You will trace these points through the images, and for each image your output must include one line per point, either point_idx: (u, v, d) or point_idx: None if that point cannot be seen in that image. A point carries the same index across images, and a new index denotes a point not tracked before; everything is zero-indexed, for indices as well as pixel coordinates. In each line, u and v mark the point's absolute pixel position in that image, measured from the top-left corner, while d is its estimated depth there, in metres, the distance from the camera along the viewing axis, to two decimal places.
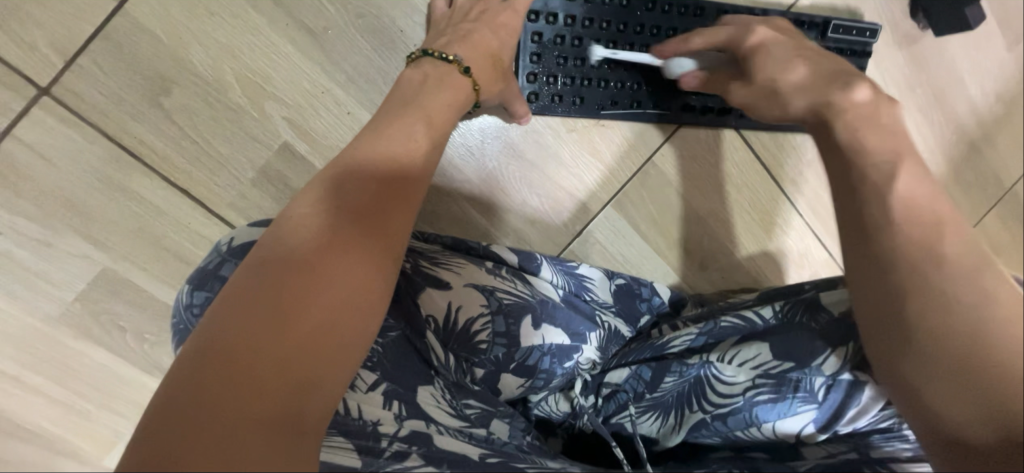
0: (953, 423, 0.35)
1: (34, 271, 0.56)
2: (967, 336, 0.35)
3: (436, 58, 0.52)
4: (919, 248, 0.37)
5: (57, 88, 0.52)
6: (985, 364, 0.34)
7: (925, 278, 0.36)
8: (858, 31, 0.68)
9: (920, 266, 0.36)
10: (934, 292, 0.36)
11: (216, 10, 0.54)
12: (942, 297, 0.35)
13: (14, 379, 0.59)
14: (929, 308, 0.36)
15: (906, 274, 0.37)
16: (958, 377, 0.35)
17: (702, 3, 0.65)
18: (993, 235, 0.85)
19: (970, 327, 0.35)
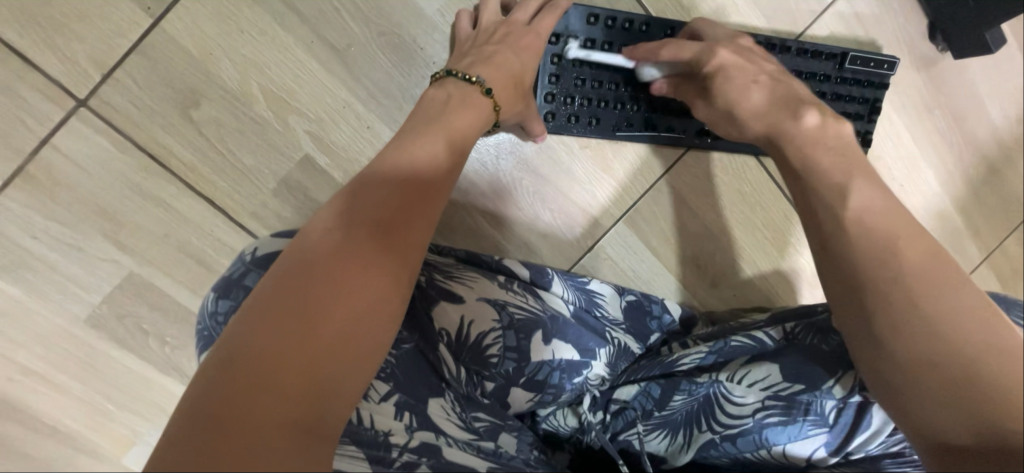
0: (934, 426, 0.38)
1: (64, 274, 0.58)
2: (935, 346, 0.38)
3: (459, 78, 0.54)
4: (884, 268, 0.42)
5: (95, 100, 0.55)
6: (958, 369, 0.37)
7: (894, 295, 0.41)
8: (876, 63, 0.68)
9: (889, 285, 0.41)
10: (904, 306, 0.40)
11: (246, 27, 0.56)
12: (910, 310, 0.40)
13: (40, 377, 0.61)
14: (900, 323, 0.40)
15: (873, 293, 0.41)
16: (933, 384, 0.38)
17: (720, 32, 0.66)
18: (1014, 259, 0.83)
19: (938, 337, 0.38)
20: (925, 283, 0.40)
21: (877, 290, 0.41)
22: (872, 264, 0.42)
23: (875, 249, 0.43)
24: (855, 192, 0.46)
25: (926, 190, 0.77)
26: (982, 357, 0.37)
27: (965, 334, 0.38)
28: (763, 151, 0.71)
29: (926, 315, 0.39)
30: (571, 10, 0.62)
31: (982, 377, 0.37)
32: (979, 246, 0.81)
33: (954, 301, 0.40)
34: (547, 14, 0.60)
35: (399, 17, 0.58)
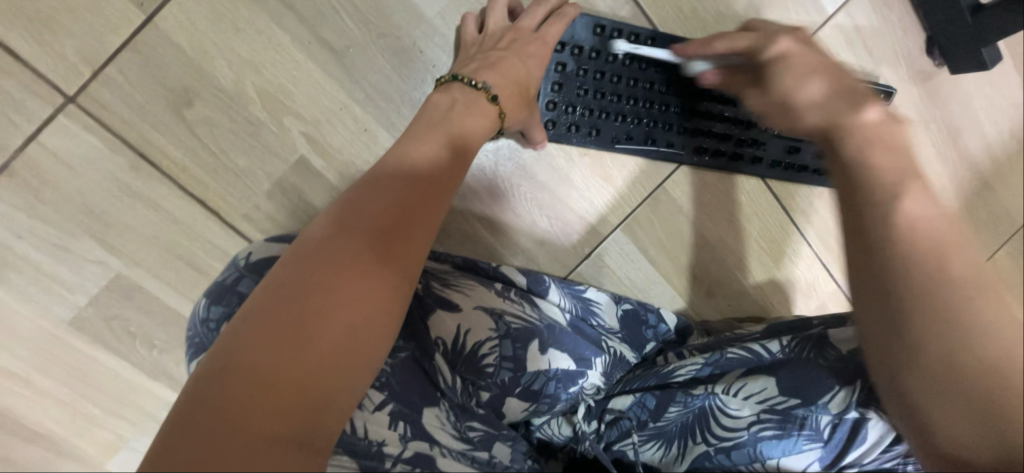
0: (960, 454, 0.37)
1: (50, 274, 0.56)
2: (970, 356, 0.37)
3: (465, 84, 0.53)
4: (921, 286, 0.39)
5: (84, 96, 0.53)
6: (993, 397, 0.36)
7: (932, 316, 0.38)
8: (874, 92, 0.70)
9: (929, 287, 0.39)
10: (940, 329, 0.38)
11: (244, 27, 0.55)
12: (947, 333, 0.38)
13: (21, 380, 0.59)
14: (937, 345, 0.38)
15: (910, 310, 0.39)
16: (966, 411, 0.37)
17: None
18: (1005, 273, 0.84)
19: (974, 361, 0.37)
20: (968, 305, 0.38)
21: (917, 310, 0.39)
22: (914, 279, 0.40)
23: (921, 263, 0.40)
24: (913, 197, 0.43)
25: None
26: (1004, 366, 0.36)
27: (1002, 363, 0.37)
28: (762, 172, 0.71)
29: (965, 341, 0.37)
30: (578, 19, 0.62)
31: (1016, 407, 0.35)
32: None
33: (994, 317, 0.38)
34: (553, 21, 0.59)
35: (400, 19, 0.58)
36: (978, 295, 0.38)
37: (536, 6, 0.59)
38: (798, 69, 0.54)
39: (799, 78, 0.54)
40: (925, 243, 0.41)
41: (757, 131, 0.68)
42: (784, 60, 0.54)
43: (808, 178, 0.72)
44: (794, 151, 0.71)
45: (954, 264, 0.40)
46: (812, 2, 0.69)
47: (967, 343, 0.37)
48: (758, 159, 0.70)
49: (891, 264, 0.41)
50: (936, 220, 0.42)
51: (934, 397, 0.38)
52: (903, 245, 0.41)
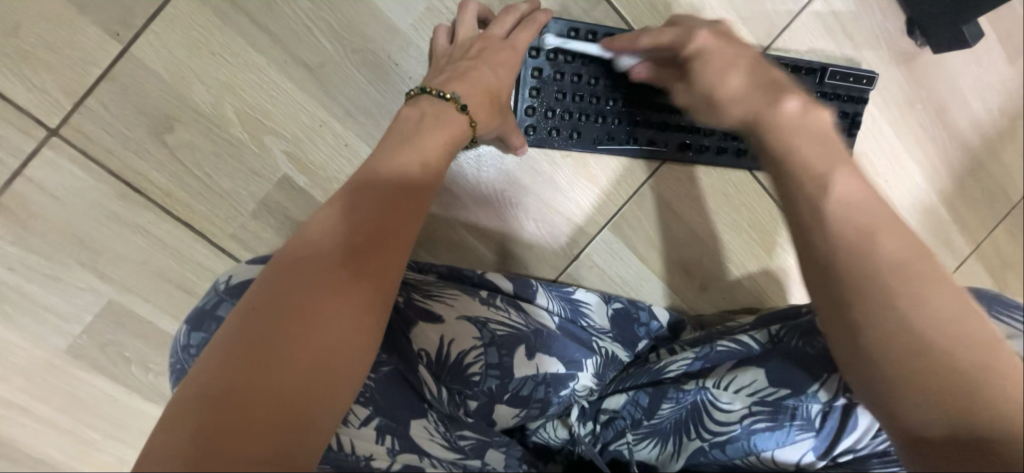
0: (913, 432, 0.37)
1: (44, 305, 0.57)
2: (917, 340, 0.37)
3: (435, 96, 0.53)
4: (864, 270, 0.38)
5: (66, 128, 0.54)
6: (940, 372, 0.36)
7: (875, 299, 0.38)
8: (856, 78, 0.69)
9: (875, 278, 0.38)
10: (882, 311, 0.37)
11: (218, 50, 0.55)
12: (890, 315, 0.37)
13: (22, 409, 0.60)
14: (882, 328, 0.37)
15: (854, 296, 0.39)
16: (915, 391, 0.36)
17: None
18: (1003, 250, 0.83)
19: (917, 335, 0.37)
20: (905, 283, 0.38)
21: (861, 296, 0.38)
22: (852, 263, 0.39)
23: (854, 247, 0.39)
24: (837, 181, 0.43)
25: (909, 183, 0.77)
26: (951, 342, 0.36)
27: (945, 336, 0.36)
28: (748, 163, 0.70)
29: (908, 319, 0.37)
30: (551, 24, 0.62)
31: (964, 380, 0.35)
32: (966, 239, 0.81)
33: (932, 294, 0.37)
34: (524, 28, 0.59)
35: (372, 33, 0.58)
36: (913, 270, 0.38)
37: (506, 13, 0.59)
38: (717, 61, 0.53)
39: (718, 72, 0.53)
40: (856, 226, 0.40)
41: (739, 124, 0.68)
42: (704, 53, 0.54)
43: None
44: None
45: (885, 243, 0.39)
46: None
47: (910, 321, 0.37)
48: (742, 151, 0.69)
49: (830, 251, 0.40)
50: (864, 198, 0.42)
51: (885, 382, 0.37)
52: (836, 229, 0.40)
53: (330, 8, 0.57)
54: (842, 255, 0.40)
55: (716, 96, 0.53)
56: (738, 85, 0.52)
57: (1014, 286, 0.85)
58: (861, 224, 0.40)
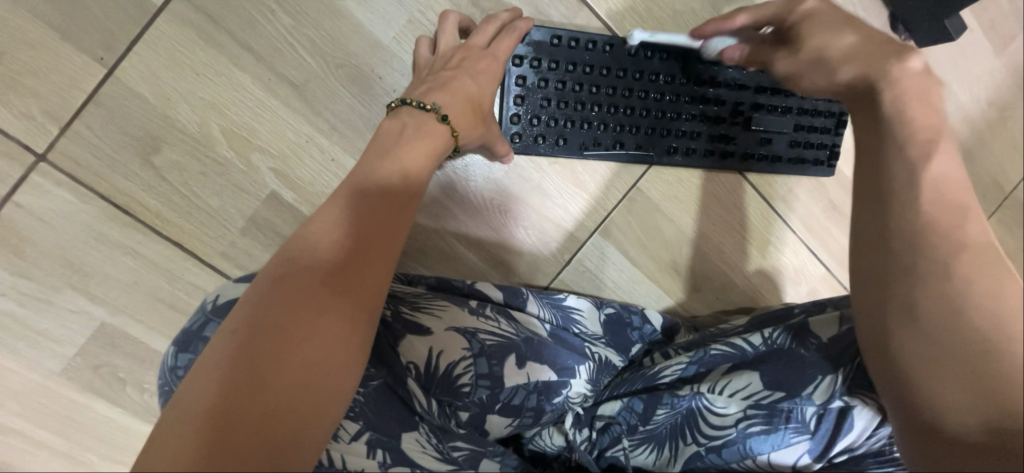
0: (949, 414, 0.35)
1: (37, 329, 0.58)
2: (965, 329, 0.35)
3: (415, 107, 0.54)
4: (938, 246, 0.38)
5: (54, 153, 0.55)
6: (991, 360, 0.35)
7: (938, 276, 0.37)
8: None
9: (933, 259, 0.37)
10: (950, 291, 0.36)
11: (202, 70, 0.56)
12: (951, 294, 0.36)
13: (18, 434, 0.60)
14: (945, 307, 0.36)
15: (917, 272, 0.38)
16: (958, 374, 0.35)
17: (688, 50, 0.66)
18: (997, 240, 0.83)
19: (963, 326, 0.36)
20: (975, 271, 0.37)
21: (931, 273, 0.37)
22: (914, 242, 0.38)
23: (939, 225, 0.38)
24: (937, 156, 0.40)
25: None
26: (1003, 344, 0.35)
27: (1004, 328, 0.35)
28: (738, 165, 0.70)
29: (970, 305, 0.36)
30: (533, 32, 0.62)
31: (1014, 372, 0.34)
32: None
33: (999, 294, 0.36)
34: (505, 36, 0.59)
35: (355, 47, 0.58)
36: (989, 262, 0.37)
37: (487, 22, 0.59)
38: (838, 21, 0.50)
39: (831, 32, 0.49)
40: (942, 208, 0.39)
41: (725, 126, 0.68)
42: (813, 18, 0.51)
43: (785, 168, 0.71)
44: (767, 142, 0.70)
45: (968, 230, 0.38)
46: None
47: (963, 310, 0.36)
48: (730, 153, 0.69)
49: (908, 226, 0.39)
50: (959, 185, 0.40)
51: (927, 359, 0.36)
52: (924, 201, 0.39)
53: (312, 25, 0.57)
54: (898, 230, 0.39)
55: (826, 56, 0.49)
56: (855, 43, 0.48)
57: None
58: (939, 205, 0.39)
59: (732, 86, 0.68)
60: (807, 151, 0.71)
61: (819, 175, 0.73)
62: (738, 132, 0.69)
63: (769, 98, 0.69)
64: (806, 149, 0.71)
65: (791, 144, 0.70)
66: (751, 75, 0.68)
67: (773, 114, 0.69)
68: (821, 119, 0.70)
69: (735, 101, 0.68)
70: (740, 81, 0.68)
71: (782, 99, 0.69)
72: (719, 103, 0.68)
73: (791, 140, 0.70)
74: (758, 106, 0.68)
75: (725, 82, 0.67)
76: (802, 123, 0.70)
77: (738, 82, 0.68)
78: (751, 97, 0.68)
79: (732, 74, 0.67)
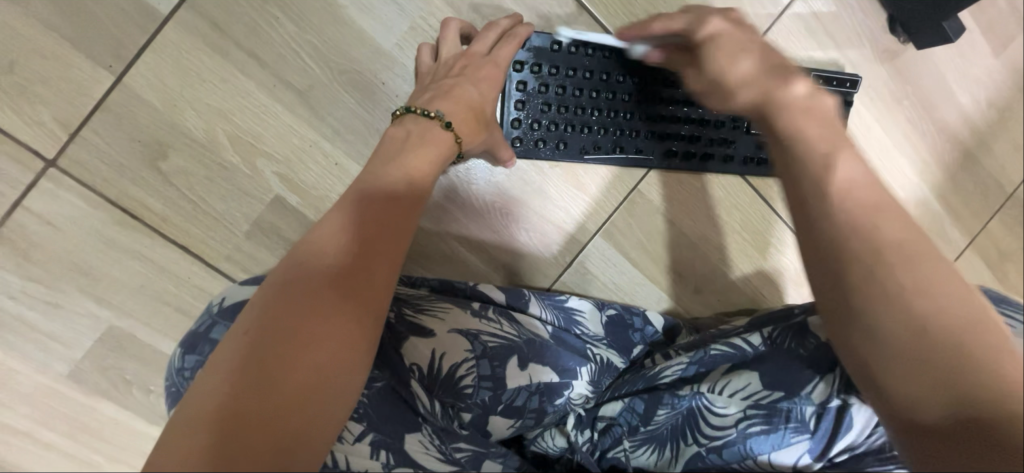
0: (917, 407, 0.35)
1: (46, 332, 0.59)
2: (917, 320, 0.35)
3: (419, 114, 0.54)
4: (867, 246, 0.37)
5: (63, 159, 0.56)
6: (948, 345, 0.35)
7: (880, 274, 0.36)
8: (838, 82, 0.70)
9: (871, 259, 0.37)
10: (892, 283, 0.36)
11: (208, 77, 0.57)
12: (895, 288, 0.36)
13: (27, 435, 0.61)
14: (893, 301, 0.36)
15: (857, 272, 0.37)
16: (923, 365, 0.35)
17: None
18: (999, 240, 0.83)
19: (915, 317, 0.35)
20: (913, 262, 0.37)
21: (875, 270, 0.37)
22: (854, 241, 0.38)
23: (858, 227, 0.38)
24: (840, 162, 0.41)
25: (901, 179, 0.78)
26: (956, 330, 0.35)
27: (949, 314, 0.35)
28: (738, 169, 0.70)
29: (915, 293, 0.36)
30: (533, 37, 0.63)
31: (972, 356, 0.34)
32: (961, 231, 0.81)
33: (934, 276, 0.36)
34: (506, 43, 0.60)
35: (359, 54, 0.59)
36: (918, 247, 0.38)
37: (488, 30, 0.60)
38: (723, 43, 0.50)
39: (731, 54, 0.50)
40: (860, 207, 0.39)
41: (724, 130, 0.68)
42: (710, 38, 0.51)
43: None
44: (766, 146, 0.70)
45: (889, 222, 0.38)
46: None
47: (914, 305, 0.35)
48: (729, 157, 0.70)
49: (835, 227, 0.39)
50: (867, 183, 0.40)
51: (893, 355, 0.36)
52: (839, 203, 0.39)
53: (315, 32, 0.58)
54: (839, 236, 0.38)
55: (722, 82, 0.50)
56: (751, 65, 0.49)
57: (1013, 276, 0.85)
58: (860, 197, 0.39)
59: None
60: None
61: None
62: (737, 136, 0.69)
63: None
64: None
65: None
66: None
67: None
68: None
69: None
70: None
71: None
72: (719, 108, 0.68)
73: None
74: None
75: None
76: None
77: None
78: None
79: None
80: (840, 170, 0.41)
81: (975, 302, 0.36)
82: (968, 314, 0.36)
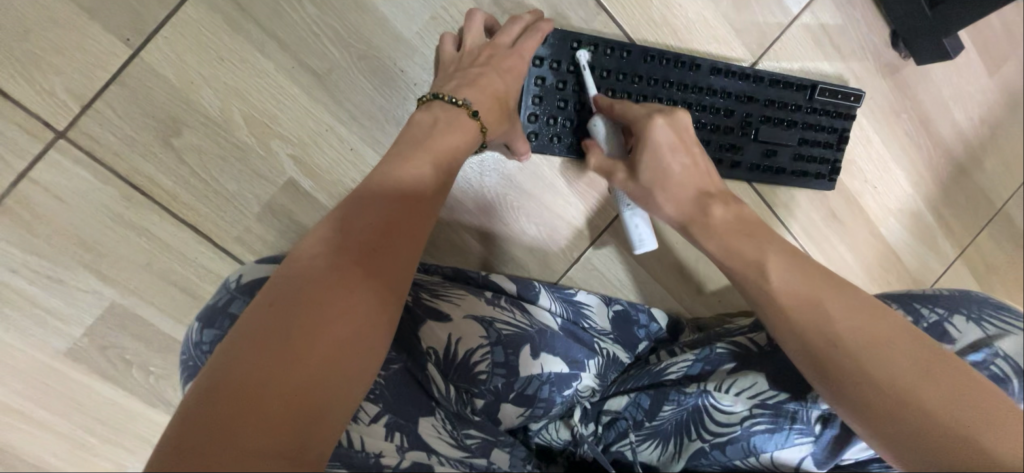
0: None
1: (45, 307, 0.57)
2: (895, 391, 0.40)
3: (446, 101, 0.55)
4: (825, 342, 0.44)
5: (74, 131, 0.55)
6: (936, 423, 0.39)
7: (852, 360, 0.43)
8: (844, 95, 0.72)
9: (840, 342, 0.44)
10: (862, 372, 0.42)
11: (227, 56, 0.56)
12: (862, 375, 0.42)
13: (19, 413, 0.60)
14: (866, 387, 0.41)
15: (834, 358, 0.43)
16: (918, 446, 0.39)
17: (699, 61, 0.67)
18: (987, 254, 0.86)
19: (897, 389, 0.40)
20: (871, 338, 0.43)
21: (841, 360, 0.43)
22: (819, 328, 0.45)
23: (817, 316, 0.45)
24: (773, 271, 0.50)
25: (897, 191, 0.80)
26: (936, 395, 0.40)
27: (924, 381, 0.40)
28: (743, 174, 0.70)
29: (886, 378, 0.41)
30: (553, 34, 0.63)
31: (961, 419, 0.38)
32: (952, 244, 0.84)
33: (901, 349, 0.42)
34: (528, 36, 0.60)
35: (380, 41, 0.59)
36: (879, 328, 0.44)
37: (511, 23, 0.61)
38: (665, 147, 0.57)
39: (665, 170, 0.58)
40: (803, 305, 0.47)
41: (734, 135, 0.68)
42: (649, 143, 0.57)
43: (787, 180, 0.72)
44: (771, 155, 0.70)
45: (844, 312, 0.45)
46: (778, 4, 0.71)
47: (890, 376, 0.41)
48: (737, 163, 0.69)
49: (798, 318, 0.46)
50: (804, 283, 0.48)
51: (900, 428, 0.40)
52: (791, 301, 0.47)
53: (338, 16, 0.58)
54: (801, 326, 0.46)
55: (666, 181, 0.58)
56: (683, 170, 0.58)
57: (999, 289, 0.88)
58: (804, 288, 0.48)
59: (740, 98, 0.69)
60: (809, 166, 0.72)
61: (819, 188, 0.74)
62: (745, 143, 0.69)
63: (775, 111, 0.70)
64: (808, 163, 0.72)
65: (795, 157, 0.71)
66: (760, 88, 0.69)
67: (779, 127, 0.70)
68: (824, 134, 0.72)
69: (744, 113, 0.69)
70: (748, 94, 0.69)
71: (788, 113, 0.70)
72: (728, 114, 0.68)
73: (795, 154, 0.71)
74: (765, 118, 0.69)
75: (734, 93, 0.68)
76: (806, 137, 0.71)
77: (747, 93, 0.69)
78: (759, 110, 0.69)
79: (741, 86, 0.68)
80: (775, 273, 0.50)
81: (948, 371, 0.41)
82: (946, 384, 0.40)
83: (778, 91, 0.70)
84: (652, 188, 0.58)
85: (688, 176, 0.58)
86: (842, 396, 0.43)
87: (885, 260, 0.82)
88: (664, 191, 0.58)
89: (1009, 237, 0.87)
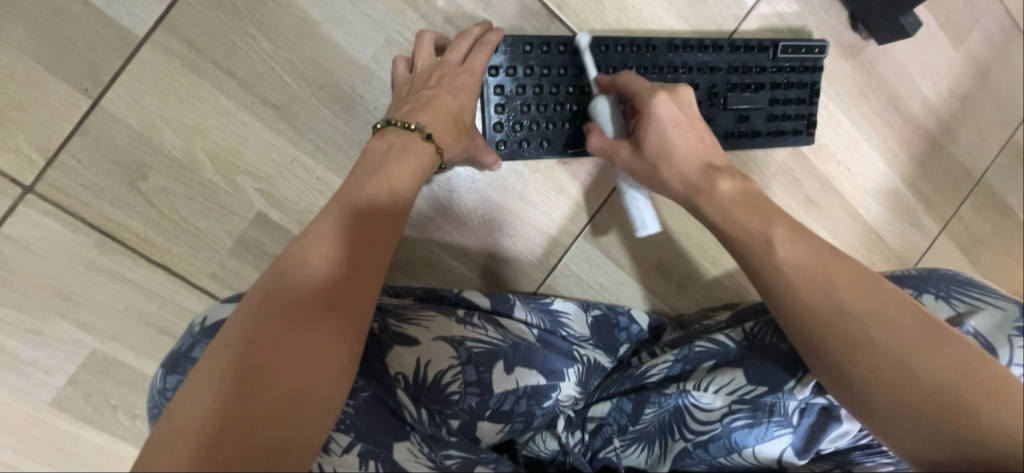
0: (923, 452, 0.40)
1: (26, 359, 0.58)
2: (886, 363, 0.42)
3: (400, 127, 0.56)
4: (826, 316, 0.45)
5: (41, 185, 0.55)
6: (931, 397, 0.40)
7: (846, 335, 0.44)
8: (807, 49, 0.72)
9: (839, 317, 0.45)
10: (864, 350, 0.43)
11: (186, 97, 0.57)
12: (860, 352, 0.43)
13: (10, 467, 0.61)
14: (864, 367, 0.43)
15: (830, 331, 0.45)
16: (906, 419, 0.41)
17: (654, 40, 0.67)
18: (971, 226, 0.86)
19: (889, 361, 0.42)
20: (868, 308, 0.44)
21: (839, 338, 0.44)
22: (816, 301, 0.46)
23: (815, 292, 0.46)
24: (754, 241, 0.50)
25: (872, 170, 0.80)
26: (928, 365, 0.41)
27: (916, 349, 0.42)
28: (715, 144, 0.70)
29: (881, 350, 0.42)
30: (504, 42, 0.62)
31: (948, 386, 0.40)
32: (935, 218, 0.84)
33: (893, 321, 0.43)
34: (478, 51, 0.60)
35: (335, 68, 0.60)
36: (883, 307, 0.44)
37: (460, 39, 0.61)
38: (670, 123, 0.57)
39: (670, 142, 0.58)
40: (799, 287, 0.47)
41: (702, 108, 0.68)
42: (654, 117, 0.57)
43: (764, 142, 0.71)
44: (744, 119, 0.70)
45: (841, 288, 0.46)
46: None
47: (882, 347, 0.43)
48: None
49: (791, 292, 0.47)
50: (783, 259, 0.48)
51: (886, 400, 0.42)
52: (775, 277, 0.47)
53: (292, 48, 0.59)
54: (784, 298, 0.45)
55: (670, 157, 0.58)
56: (686, 142, 0.58)
57: (987, 260, 0.87)
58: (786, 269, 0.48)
59: (703, 70, 0.68)
60: (785, 123, 0.72)
61: (799, 144, 0.74)
62: (715, 113, 0.69)
63: (740, 77, 0.70)
64: (784, 121, 0.72)
65: (769, 118, 0.71)
66: (721, 56, 0.69)
67: (748, 91, 0.70)
68: (794, 91, 0.72)
69: (709, 84, 0.69)
70: (710, 64, 0.69)
71: (753, 76, 0.70)
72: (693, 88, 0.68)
73: (769, 114, 0.71)
74: (731, 85, 0.69)
75: (697, 66, 0.68)
76: (776, 96, 0.71)
77: (708, 64, 0.68)
78: (723, 77, 0.69)
79: (701, 58, 0.68)
80: None
81: (946, 342, 0.42)
82: (944, 360, 0.41)
83: (739, 58, 0.69)
84: (654, 163, 0.58)
85: (691, 148, 0.58)
86: (838, 372, 0.45)
87: (868, 241, 0.81)
88: (668, 165, 0.58)
89: (993, 207, 0.86)
